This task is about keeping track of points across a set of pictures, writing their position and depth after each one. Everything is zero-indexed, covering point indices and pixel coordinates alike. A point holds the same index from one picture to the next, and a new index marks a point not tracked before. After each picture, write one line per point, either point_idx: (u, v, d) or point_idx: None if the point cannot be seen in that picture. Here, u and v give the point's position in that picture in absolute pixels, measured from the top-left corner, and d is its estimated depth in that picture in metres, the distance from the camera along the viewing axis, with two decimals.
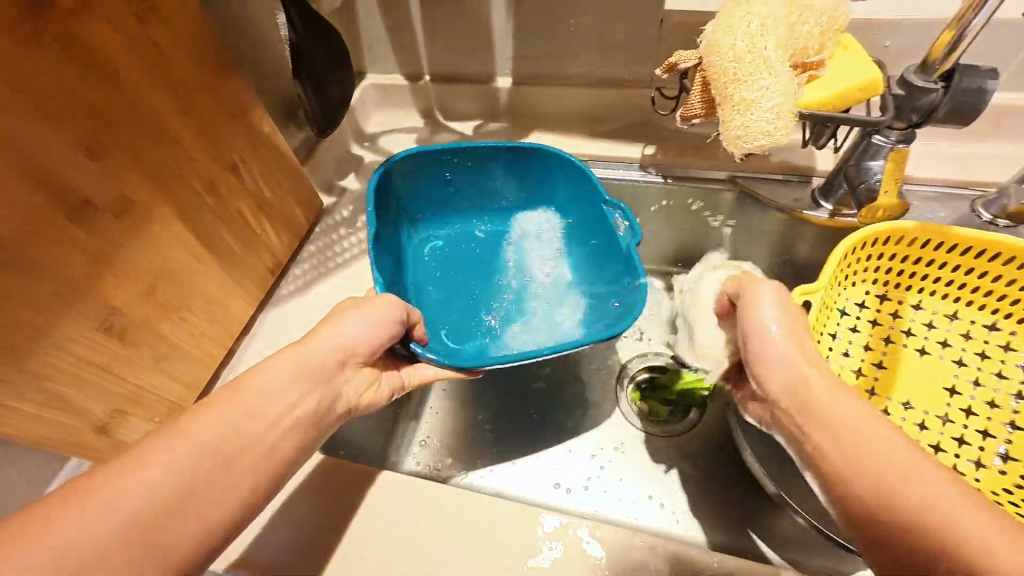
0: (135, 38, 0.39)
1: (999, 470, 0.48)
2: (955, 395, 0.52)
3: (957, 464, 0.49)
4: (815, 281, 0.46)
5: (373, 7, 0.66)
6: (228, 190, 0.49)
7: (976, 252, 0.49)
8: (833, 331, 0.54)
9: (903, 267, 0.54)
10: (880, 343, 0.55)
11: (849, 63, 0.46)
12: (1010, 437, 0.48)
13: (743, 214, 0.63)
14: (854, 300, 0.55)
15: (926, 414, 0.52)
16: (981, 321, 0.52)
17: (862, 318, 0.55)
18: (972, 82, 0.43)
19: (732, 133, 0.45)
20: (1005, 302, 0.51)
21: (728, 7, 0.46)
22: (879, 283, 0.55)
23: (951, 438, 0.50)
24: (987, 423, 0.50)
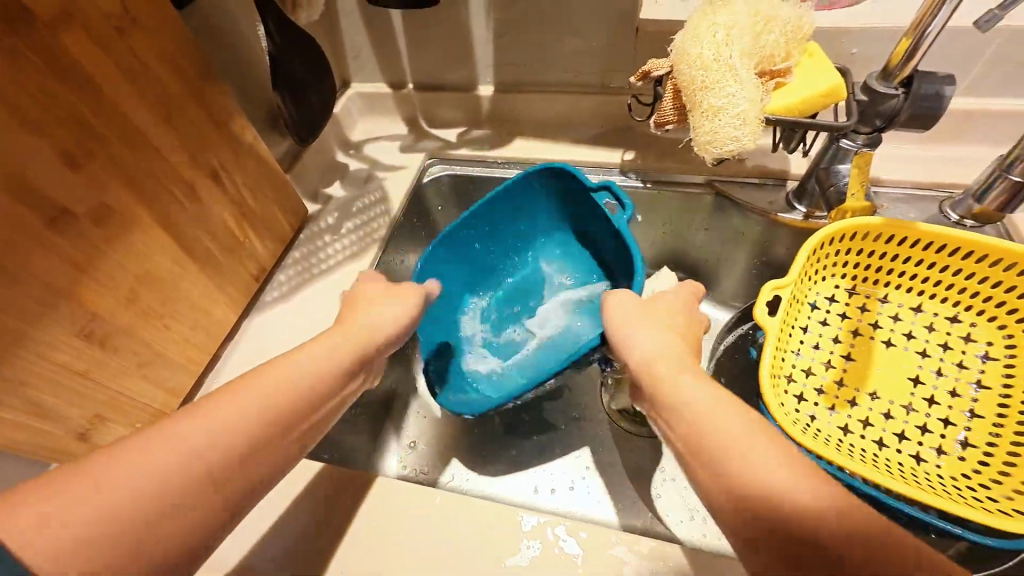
0: (116, 51, 0.39)
1: (959, 456, 0.49)
2: (919, 385, 0.54)
3: (920, 451, 0.51)
4: (786, 276, 0.48)
5: (356, 18, 0.68)
6: (210, 198, 0.50)
7: (936, 246, 0.51)
8: (804, 324, 0.56)
9: (871, 262, 0.56)
10: (850, 336, 0.57)
11: (815, 70, 0.48)
12: (970, 423, 0.51)
13: (721, 217, 0.65)
14: (824, 295, 0.57)
15: (891, 404, 0.54)
16: (942, 314, 0.55)
17: (833, 312, 0.57)
18: (931, 88, 0.45)
19: (702, 139, 0.46)
20: (965, 295, 0.53)
21: (696, 17, 0.47)
22: (850, 278, 0.57)
23: (915, 427, 0.52)
24: (948, 411, 0.52)
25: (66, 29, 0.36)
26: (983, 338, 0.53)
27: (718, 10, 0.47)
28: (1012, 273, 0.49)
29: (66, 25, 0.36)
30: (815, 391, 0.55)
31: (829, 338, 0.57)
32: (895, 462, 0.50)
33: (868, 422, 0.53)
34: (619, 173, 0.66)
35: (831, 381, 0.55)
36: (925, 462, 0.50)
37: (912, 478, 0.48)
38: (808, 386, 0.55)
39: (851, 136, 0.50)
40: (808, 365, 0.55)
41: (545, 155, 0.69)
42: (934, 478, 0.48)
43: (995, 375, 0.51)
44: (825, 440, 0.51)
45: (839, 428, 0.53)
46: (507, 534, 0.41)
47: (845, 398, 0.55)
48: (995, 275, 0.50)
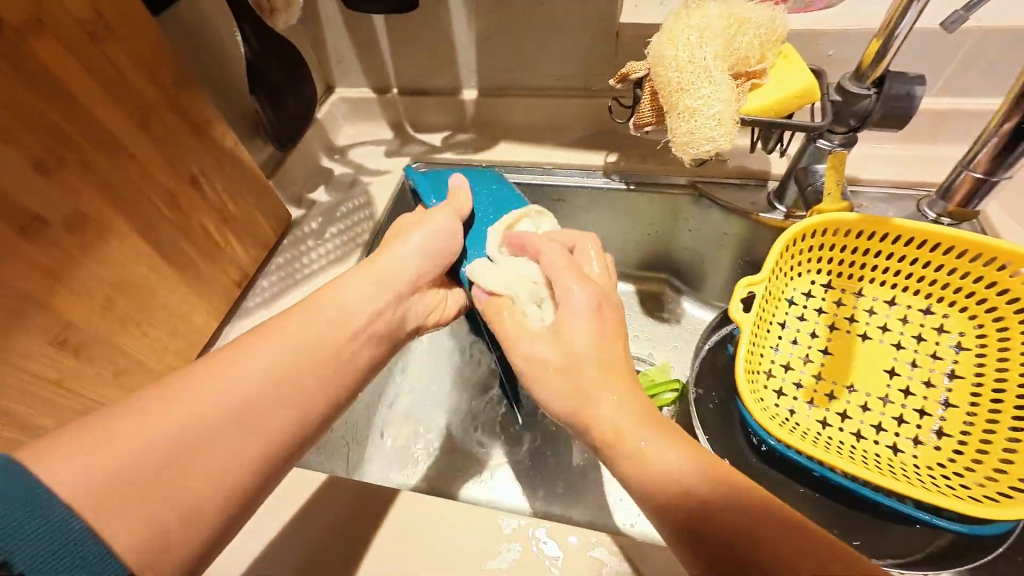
0: (89, 57, 0.39)
1: (934, 445, 0.50)
2: (895, 377, 0.55)
3: (897, 441, 0.51)
4: (758, 272, 0.49)
5: (339, 23, 0.68)
6: (189, 204, 0.50)
7: (907, 240, 0.53)
8: (781, 320, 0.57)
9: (845, 256, 0.57)
10: (827, 330, 0.58)
11: (789, 71, 0.49)
12: (944, 413, 0.51)
13: (704, 218, 0.65)
14: (801, 291, 0.58)
15: (869, 396, 0.54)
16: (916, 306, 0.56)
17: (809, 307, 0.58)
18: (902, 88, 0.45)
19: (679, 140, 0.47)
20: (937, 287, 0.54)
21: (671, 20, 0.48)
22: (825, 273, 0.58)
23: (892, 417, 0.53)
24: (923, 401, 0.53)
25: (36, 36, 0.36)
26: (955, 329, 0.54)
27: (692, 13, 0.47)
28: (979, 265, 0.50)
29: (36, 32, 0.36)
30: (794, 385, 0.55)
31: (806, 332, 0.58)
32: (872, 453, 0.51)
33: (846, 414, 0.54)
34: (603, 174, 0.67)
35: (809, 374, 0.56)
36: (902, 452, 0.51)
37: (888, 469, 0.49)
38: (785, 381, 0.56)
39: (826, 137, 0.51)
40: (786, 360, 0.56)
41: (530, 158, 0.70)
42: (910, 469, 0.49)
43: (968, 365, 0.52)
44: (802, 433, 0.52)
45: (817, 421, 0.53)
46: (488, 539, 0.41)
47: (823, 391, 0.55)
48: (962, 266, 0.52)
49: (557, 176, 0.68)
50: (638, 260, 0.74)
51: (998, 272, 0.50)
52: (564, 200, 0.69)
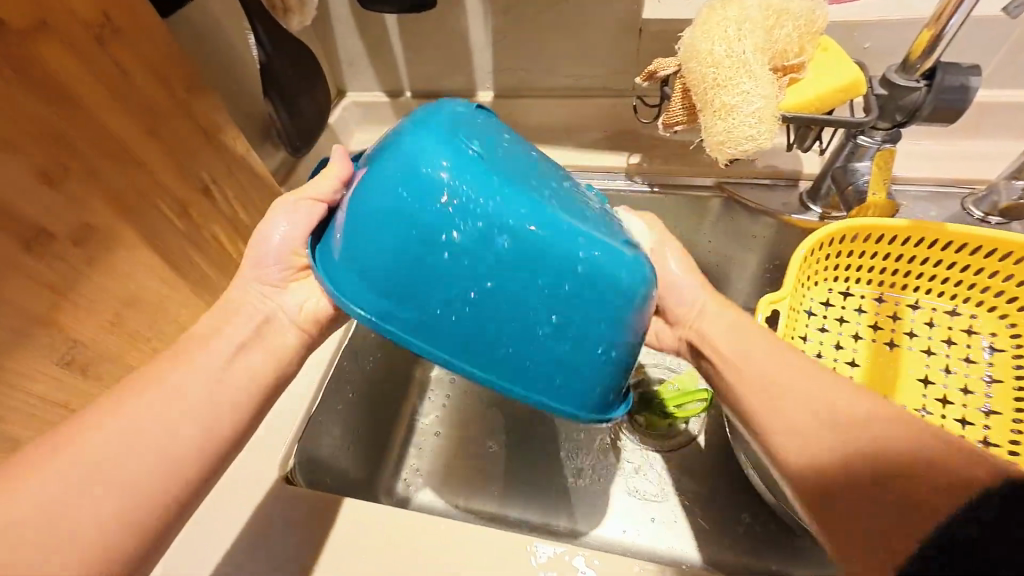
0: (95, 60, 0.37)
1: None
2: (930, 385, 0.51)
3: None
4: (781, 289, 0.47)
5: (351, 26, 0.66)
6: (200, 214, 0.48)
7: (931, 242, 0.50)
8: (803, 333, 0.53)
9: (862, 261, 0.54)
10: (851, 339, 0.54)
11: (830, 65, 0.46)
12: (988, 422, 0.48)
13: (732, 221, 0.62)
14: (819, 299, 0.55)
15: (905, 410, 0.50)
16: (941, 308, 0.53)
17: (830, 315, 0.55)
18: (956, 80, 0.42)
19: (715, 139, 0.44)
20: (960, 287, 0.52)
21: (703, 12, 0.45)
22: (840, 280, 0.55)
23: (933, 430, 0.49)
24: (964, 410, 0.49)
25: (39, 38, 0.34)
26: (986, 329, 0.51)
27: (727, 4, 0.44)
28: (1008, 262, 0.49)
29: (38, 33, 0.34)
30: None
31: (828, 343, 0.54)
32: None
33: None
34: (625, 177, 0.64)
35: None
36: None
37: None
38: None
39: (868, 134, 0.48)
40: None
41: None
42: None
43: (1005, 369, 0.49)
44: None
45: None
46: (519, 568, 0.38)
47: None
48: (987, 265, 0.50)
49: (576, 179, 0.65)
50: None
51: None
52: None
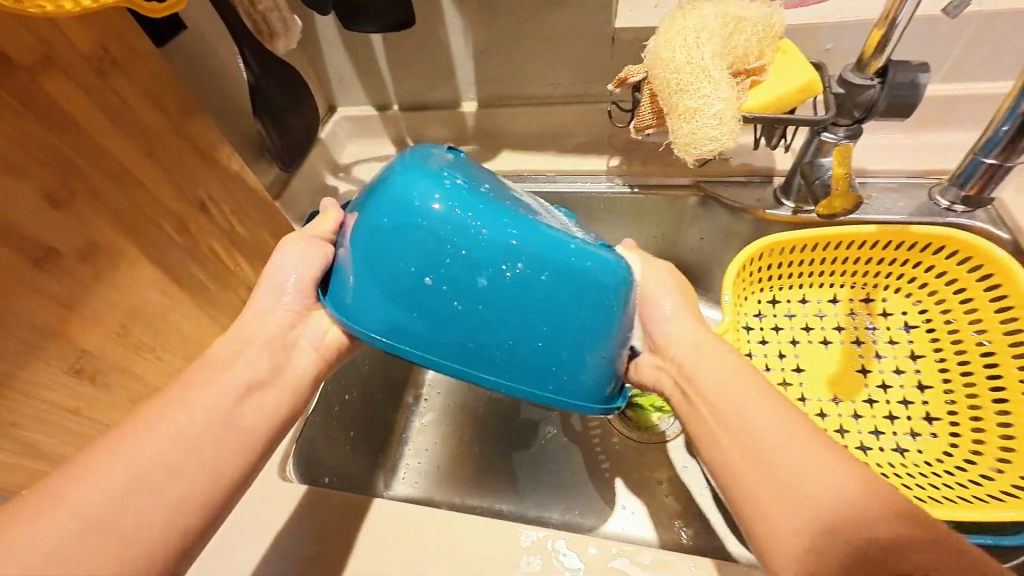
0: (96, 90, 0.40)
1: (931, 435, 0.50)
2: (868, 374, 0.54)
3: (898, 443, 0.50)
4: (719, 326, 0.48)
5: (338, 46, 0.70)
6: (197, 228, 0.50)
7: (844, 244, 0.54)
8: (747, 351, 0.55)
9: (788, 270, 0.56)
10: (791, 347, 0.56)
11: (788, 67, 0.48)
12: (925, 397, 0.51)
13: (710, 217, 0.65)
14: (752, 314, 0.57)
15: (855, 404, 0.53)
16: (857, 298, 0.56)
17: (766, 327, 0.57)
18: (905, 76, 0.45)
19: (681, 140, 0.46)
20: (873, 277, 0.56)
21: (665, 23, 0.48)
22: (767, 290, 0.57)
23: (883, 418, 0.52)
24: (902, 391, 0.52)
25: (44, 73, 0.37)
26: (897, 309, 0.55)
27: (687, 13, 0.47)
28: (908, 250, 0.53)
29: (43, 69, 0.36)
30: None
31: (773, 356, 0.55)
32: (884, 465, 0.49)
33: (844, 431, 0.52)
34: (607, 179, 0.67)
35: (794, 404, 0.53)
36: (908, 451, 0.50)
37: (908, 481, 0.47)
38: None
39: (829, 130, 0.50)
40: None
41: (532, 167, 0.70)
42: (923, 470, 0.48)
43: (924, 343, 0.53)
44: None
45: None
46: (507, 554, 0.40)
47: (816, 412, 0.53)
48: (892, 255, 0.54)
49: (559, 183, 0.68)
50: None
51: (926, 253, 0.52)
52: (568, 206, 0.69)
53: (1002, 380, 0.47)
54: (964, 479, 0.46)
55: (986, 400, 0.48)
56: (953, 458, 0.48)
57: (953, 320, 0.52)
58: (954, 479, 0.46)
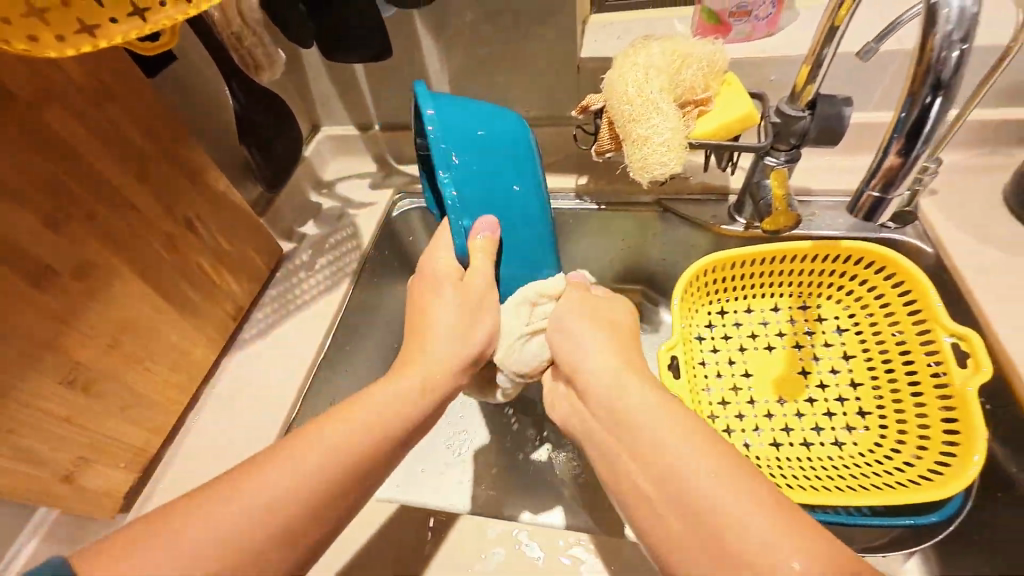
0: (92, 120, 0.43)
1: (865, 427, 0.55)
2: (808, 375, 0.59)
3: (837, 437, 0.55)
4: (672, 337, 0.53)
5: (321, 70, 0.73)
6: (186, 246, 0.53)
7: (781, 259, 0.59)
8: (700, 359, 0.60)
9: (733, 283, 0.61)
10: (740, 354, 0.61)
11: (732, 98, 0.53)
12: (858, 394, 0.57)
13: (672, 233, 0.70)
14: (703, 325, 0.61)
15: (798, 403, 0.58)
16: (796, 307, 0.62)
17: (717, 336, 0.62)
18: (832, 109, 0.50)
19: (635, 165, 0.51)
20: (809, 287, 0.61)
21: (619, 59, 0.52)
22: (716, 303, 0.62)
23: (823, 415, 0.57)
24: (839, 389, 0.58)
25: (45, 106, 0.40)
26: (832, 315, 0.61)
27: (638, 51, 0.52)
28: (836, 262, 0.58)
29: (42, 101, 0.40)
30: (737, 418, 0.57)
31: (723, 362, 0.60)
32: (823, 458, 0.54)
33: (789, 429, 0.56)
34: (576, 197, 0.72)
35: (743, 406, 0.58)
36: (846, 444, 0.54)
37: (845, 471, 0.52)
38: (730, 419, 0.57)
39: (772, 155, 0.55)
40: (720, 397, 0.58)
41: None
42: (858, 459, 0.53)
43: (854, 344, 0.59)
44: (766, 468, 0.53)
45: (771, 444, 0.56)
46: (474, 547, 0.43)
47: (764, 413, 0.58)
48: (825, 267, 0.59)
49: None
50: (618, 275, 0.79)
51: (852, 265, 0.58)
52: None
53: (917, 374, 0.53)
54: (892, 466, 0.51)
55: (905, 393, 0.53)
56: (884, 448, 0.53)
57: (876, 323, 0.58)
58: (885, 467, 0.51)
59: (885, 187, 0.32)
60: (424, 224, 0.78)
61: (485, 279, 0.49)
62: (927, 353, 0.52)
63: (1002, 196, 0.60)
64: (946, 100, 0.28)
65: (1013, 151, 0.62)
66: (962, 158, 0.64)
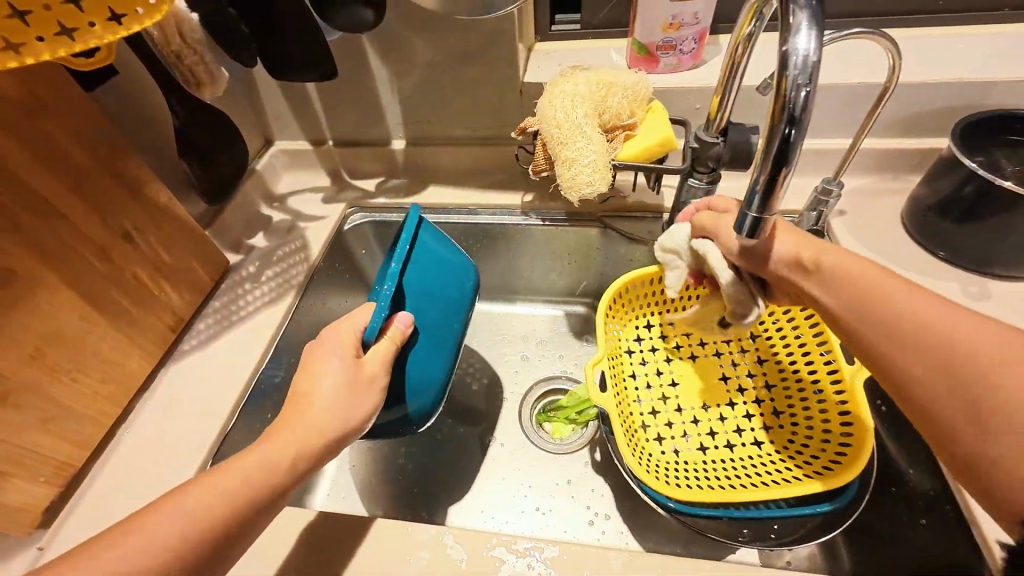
0: (21, 131, 0.44)
1: (779, 426, 0.59)
2: (729, 380, 0.64)
3: (756, 436, 0.59)
4: (596, 352, 0.56)
5: (273, 87, 0.75)
6: (121, 256, 0.53)
7: None
8: (630, 372, 0.64)
9: (658, 298, 0.65)
10: (666, 364, 0.65)
11: (654, 123, 0.57)
12: (772, 395, 0.61)
13: (611, 248, 0.74)
14: (632, 339, 0.66)
15: (720, 407, 0.62)
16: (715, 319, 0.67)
17: (646, 350, 0.66)
18: (741, 136, 0.55)
19: (565, 184, 0.54)
20: None
21: (550, 87, 0.56)
22: (644, 317, 0.66)
23: (743, 417, 0.61)
24: (755, 391, 0.62)
25: None
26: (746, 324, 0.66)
27: (567, 80, 0.56)
28: None
29: None
30: (666, 425, 0.61)
31: (651, 373, 0.65)
32: (745, 457, 0.58)
33: (713, 432, 0.60)
34: (521, 213, 0.75)
35: (671, 413, 0.62)
36: (763, 442, 0.59)
37: (761, 467, 0.56)
38: (659, 427, 0.61)
39: (694, 177, 0.59)
40: (649, 406, 0.62)
41: (455, 201, 0.77)
42: (774, 455, 0.57)
43: (767, 349, 0.64)
44: (691, 472, 0.57)
45: (697, 448, 0.59)
46: (401, 551, 0.44)
47: (689, 418, 0.62)
48: None
49: (477, 216, 0.76)
50: (564, 288, 0.82)
51: None
52: (487, 236, 0.77)
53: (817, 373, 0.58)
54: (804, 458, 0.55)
55: (809, 392, 0.58)
56: (795, 444, 0.57)
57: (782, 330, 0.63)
58: (796, 462, 0.55)
59: (765, 208, 0.35)
60: (375, 238, 0.80)
61: (382, 362, 0.46)
62: (823, 353, 0.57)
63: (900, 217, 0.66)
64: (799, 131, 0.32)
65: (908, 177, 0.69)
66: (866, 182, 0.70)
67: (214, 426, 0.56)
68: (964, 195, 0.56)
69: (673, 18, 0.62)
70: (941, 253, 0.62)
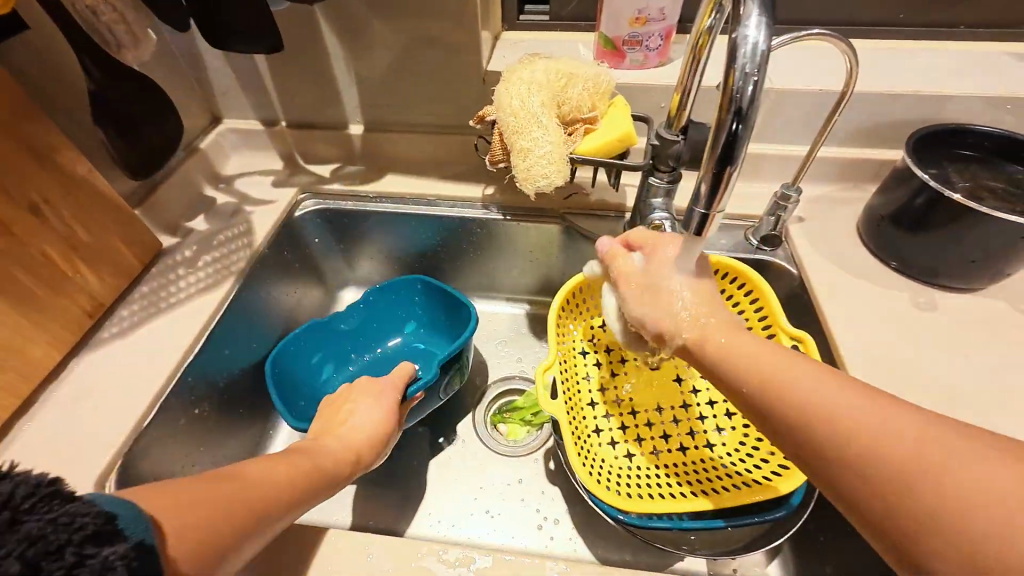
0: None
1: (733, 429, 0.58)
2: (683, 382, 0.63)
3: (710, 440, 0.58)
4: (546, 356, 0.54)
5: (220, 60, 0.71)
6: (26, 231, 0.48)
7: None
8: (583, 375, 0.63)
9: None
10: (620, 366, 0.64)
11: (615, 117, 0.56)
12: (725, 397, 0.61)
13: (573, 246, 0.72)
14: (585, 341, 0.64)
15: (674, 410, 0.61)
16: None
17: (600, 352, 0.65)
18: (700, 135, 0.54)
19: (520, 176, 0.52)
20: None
21: (507, 73, 0.54)
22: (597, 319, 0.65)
23: (698, 421, 0.60)
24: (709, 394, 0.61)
25: None
26: None
27: (525, 68, 0.54)
28: None
29: None
30: (618, 429, 0.60)
31: (605, 375, 0.63)
32: (698, 461, 0.57)
33: (666, 435, 0.59)
34: (481, 207, 0.72)
35: (624, 417, 0.61)
36: (717, 445, 0.58)
37: (715, 471, 0.55)
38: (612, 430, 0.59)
39: (655, 176, 0.58)
40: (602, 409, 0.61)
41: (414, 190, 0.74)
42: (728, 458, 0.56)
43: None
44: (643, 477, 0.55)
45: (650, 452, 0.58)
46: (323, 560, 0.41)
47: (643, 421, 0.60)
48: None
49: (436, 207, 0.73)
50: (526, 286, 0.80)
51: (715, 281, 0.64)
52: (446, 229, 0.74)
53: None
54: (756, 461, 0.54)
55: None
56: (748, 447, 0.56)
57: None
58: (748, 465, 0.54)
59: (710, 206, 0.34)
60: (328, 226, 0.76)
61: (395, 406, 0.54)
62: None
63: (856, 227, 0.67)
64: (748, 126, 0.31)
65: (866, 187, 0.70)
66: (826, 191, 0.70)
67: (129, 422, 0.51)
68: (915, 206, 0.57)
69: (639, 13, 0.61)
70: (893, 262, 0.62)
